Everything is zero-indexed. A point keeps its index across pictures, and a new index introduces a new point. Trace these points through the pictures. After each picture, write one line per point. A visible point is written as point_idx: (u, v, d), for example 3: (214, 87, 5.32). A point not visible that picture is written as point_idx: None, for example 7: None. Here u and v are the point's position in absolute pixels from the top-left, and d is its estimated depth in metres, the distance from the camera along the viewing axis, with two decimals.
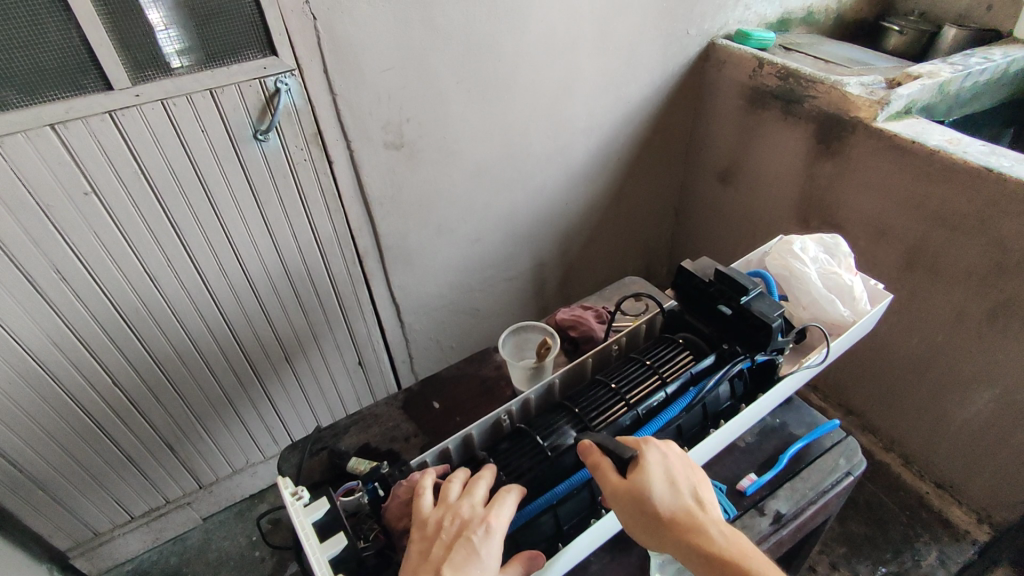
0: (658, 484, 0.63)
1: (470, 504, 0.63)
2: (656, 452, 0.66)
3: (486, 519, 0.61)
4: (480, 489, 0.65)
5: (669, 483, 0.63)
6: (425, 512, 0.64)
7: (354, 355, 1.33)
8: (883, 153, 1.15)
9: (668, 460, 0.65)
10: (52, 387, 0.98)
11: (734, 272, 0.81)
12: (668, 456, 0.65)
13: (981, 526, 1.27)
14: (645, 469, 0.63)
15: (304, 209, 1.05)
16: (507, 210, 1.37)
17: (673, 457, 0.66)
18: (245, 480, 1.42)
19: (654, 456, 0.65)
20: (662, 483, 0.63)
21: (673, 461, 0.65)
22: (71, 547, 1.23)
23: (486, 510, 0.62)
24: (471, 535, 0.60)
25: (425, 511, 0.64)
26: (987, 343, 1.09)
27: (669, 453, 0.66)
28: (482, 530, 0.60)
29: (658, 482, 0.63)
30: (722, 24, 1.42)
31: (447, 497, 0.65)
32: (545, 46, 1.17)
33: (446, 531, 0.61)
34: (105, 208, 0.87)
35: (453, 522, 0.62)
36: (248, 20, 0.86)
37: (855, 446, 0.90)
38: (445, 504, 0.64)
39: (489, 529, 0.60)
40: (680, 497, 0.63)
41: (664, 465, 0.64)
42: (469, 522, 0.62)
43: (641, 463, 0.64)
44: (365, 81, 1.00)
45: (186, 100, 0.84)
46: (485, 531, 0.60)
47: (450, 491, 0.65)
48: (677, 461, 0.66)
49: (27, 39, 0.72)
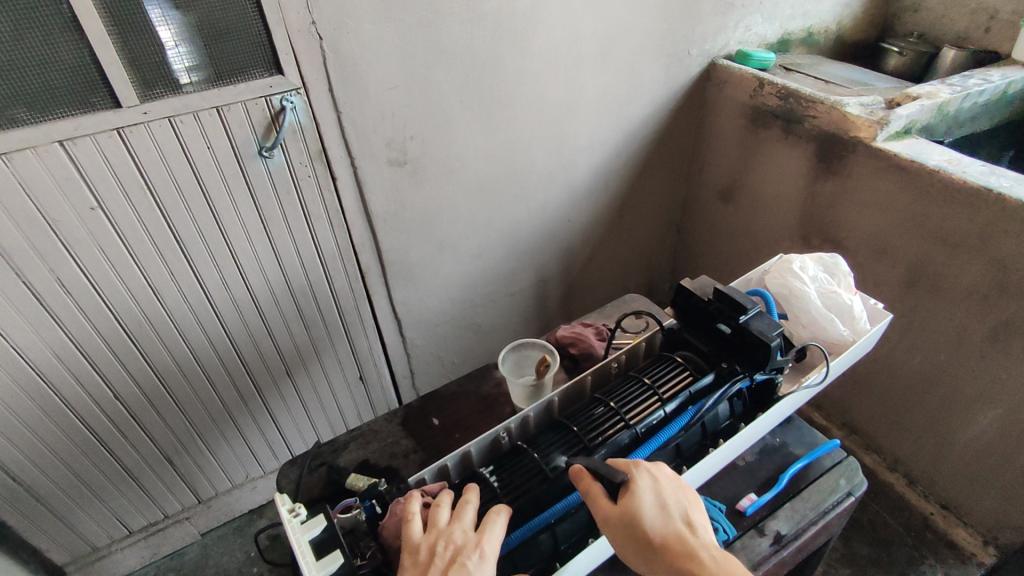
0: (649, 509, 0.62)
1: (461, 529, 0.63)
2: (647, 475, 0.65)
3: (481, 544, 0.61)
4: (469, 512, 0.65)
5: (660, 507, 0.63)
6: (416, 538, 0.63)
7: (355, 369, 1.33)
8: (883, 173, 1.16)
9: (658, 483, 0.65)
10: (51, 398, 0.98)
11: (733, 290, 0.81)
12: (658, 480, 0.65)
13: (987, 548, 1.25)
14: (636, 493, 0.63)
15: (307, 222, 1.06)
16: (509, 226, 1.38)
17: (664, 480, 0.65)
18: (244, 496, 1.41)
19: (646, 480, 0.65)
20: (653, 508, 0.62)
21: (664, 485, 0.65)
22: (68, 561, 1.23)
23: (478, 535, 0.62)
24: (465, 561, 0.59)
25: (416, 537, 0.63)
26: (990, 362, 1.09)
27: (660, 476, 0.66)
28: (476, 556, 0.60)
29: (649, 506, 0.62)
30: (723, 44, 1.44)
31: (437, 522, 0.64)
32: (546, 67, 1.19)
33: (440, 557, 0.60)
34: (111, 223, 0.88)
35: (447, 546, 0.61)
36: (255, 40, 0.88)
37: (855, 467, 0.89)
38: (436, 529, 0.63)
39: (483, 553, 0.60)
40: (671, 521, 0.63)
41: (656, 489, 0.64)
42: (463, 547, 0.61)
43: (633, 488, 0.63)
44: (371, 99, 1.02)
45: (194, 117, 0.86)
46: (479, 556, 0.60)
47: (440, 515, 0.64)
48: (669, 484, 0.65)
49: (40, 57, 0.74)
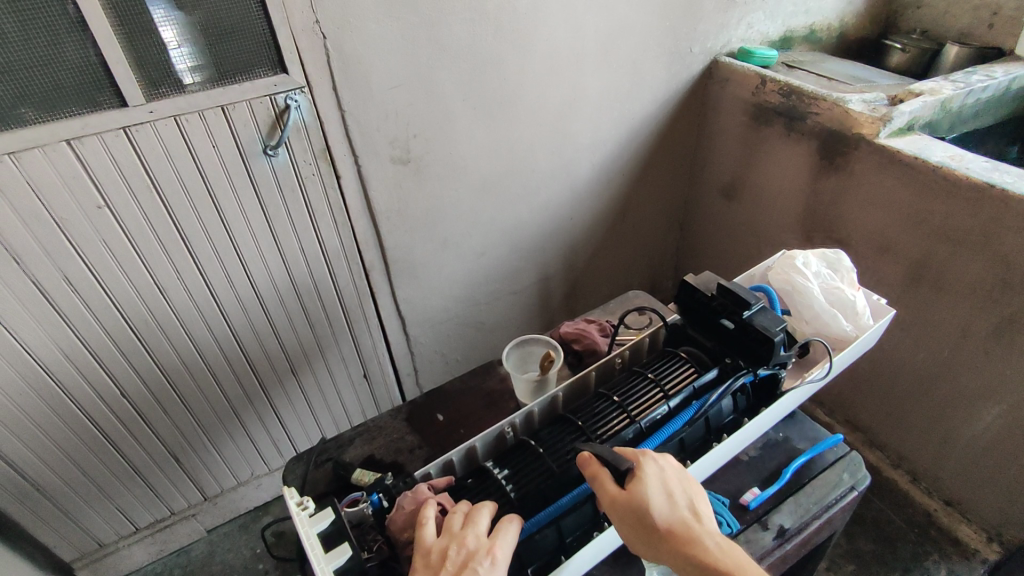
0: (655, 496, 0.63)
1: (474, 534, 0.63)
2: (653, 464, 0.66)
3: (493, 550, 0.61)
4: (483, 519, 0.64)
5: (666, 495, 0.63)
6: (429, 541, 0.63)
7: (359, 367, 1.34)
8: (886, 169, 1.16)
9: (664, 472, 0.65)
10: (59, 396, 0.99)
11: (736, 286, 0.81)
12: (665, 468, 0.65)
13: (991, 544, 1.25)
14: (643, 481, 0.63)
15: (312, 221, 1.07)
16: (512, 223, 1.38)
17: (670, 469, 0.66)
18: (250, 493, 1.42)
19: (652, 468, 0.65)
20: (659, 495, 0.63)
21: (670, 474, 0.65)
22: (76, 558, 1.24)
23: (491, 542, 0.62)
24: (477, 566, 0.59)
25: (429, 540, 0.63)
26: (993, 358, 1.09)
27: (666, 466, 0.66)
28: (487, 562, 0.60)
29: (655, 494, 0.63)
30: (725, 42, 1.44)
31: (451, 526, 0.64)
32: (549, 66, 1.19)
33: (452, 560, 0.60)
34: (117, 222, 0.88)
35: (459, 550, 0.61)
36: (260, 38, 0.88)
37: (858, 460, 0.90)
38: (450, 533, 0.63)
39: (494, 560, 0.60)
40: (677, 509, 0.63)
41: (662, 477, 0.65)
42: (475, 552, 0.61)
43: (640, 474, 0.64)
44: (375, 99, 1.03)
45: (199, 116, 0.86)
46: (490, 562, 0.60)
47: (454, 520, 0.64)
48: (674, 473, 0.66)
49: (46, 57, 0.75)
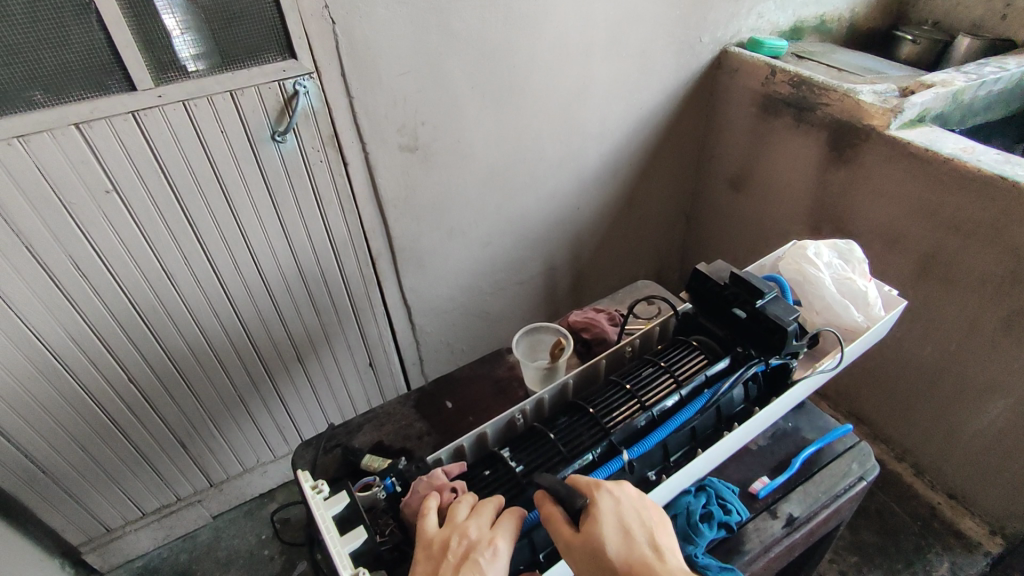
0: (611, 534, 0.60)
1: (477, 525, 0.63)
2: (609, 497, 0.63)
3: (495, 541, 0.61)
4: (487, 511, 0.64)
5: (623, 532, 0.60)
6: (431, 532, 0.63)
7: (365, 356, 1.35)
8: (896, 161, 1.16)
9: (621, 506, 0.62)
10: (68, 381, 1.00)
11: (749, 275, 0.81)
12: (621, 501, 0.63)
13: (994, 537, 1.25)
14: (598, 518, 0.60)
15: (319, 208, 1.06)
16: (519, 213, 1.38)
17: (627, 501, 0.63)
18: (255, 479, 1.43)
19: (607, 502, 0.62)
20: (615, 534, 0.60)
21: (627, 507, 0.62)
22: (83, 542, 1.25)
23: (492, 532, 0.62)
24: (478, 557, 0.59)
25: (430, 531, 0.63)
26: (1001, 351, 1.09)
27: (622, 497, 0.63)
28: (489, 552, 0.60)
29: (611, 532, 0.60)
30: (735, 32, 1.42)
31: (453, 518, 0.64)
32: (558, 54, 1.18)
33: (453, 551, 0.60)
34: (126, 207, 0.88)
35: (461, 541, 0.61)
36: (268, 23, 0.87)
37: (867, 451, 0.90)
38: (452, 524, 0.63)
39: (496, 551, 0.60)
40: (635, 546, 0.60)
41: (618, 512, 0.62)
42: (477, 543, 0.61)
43: (595, 512, 0.61)
44: (383, 85, 1.02)
45: (208, 101, 0.86)
46: (492, 553, 0.60)
47: (457, 511, 0.64)
48: (631, 505, 0.63)
49: (53, 39, 0.74)
